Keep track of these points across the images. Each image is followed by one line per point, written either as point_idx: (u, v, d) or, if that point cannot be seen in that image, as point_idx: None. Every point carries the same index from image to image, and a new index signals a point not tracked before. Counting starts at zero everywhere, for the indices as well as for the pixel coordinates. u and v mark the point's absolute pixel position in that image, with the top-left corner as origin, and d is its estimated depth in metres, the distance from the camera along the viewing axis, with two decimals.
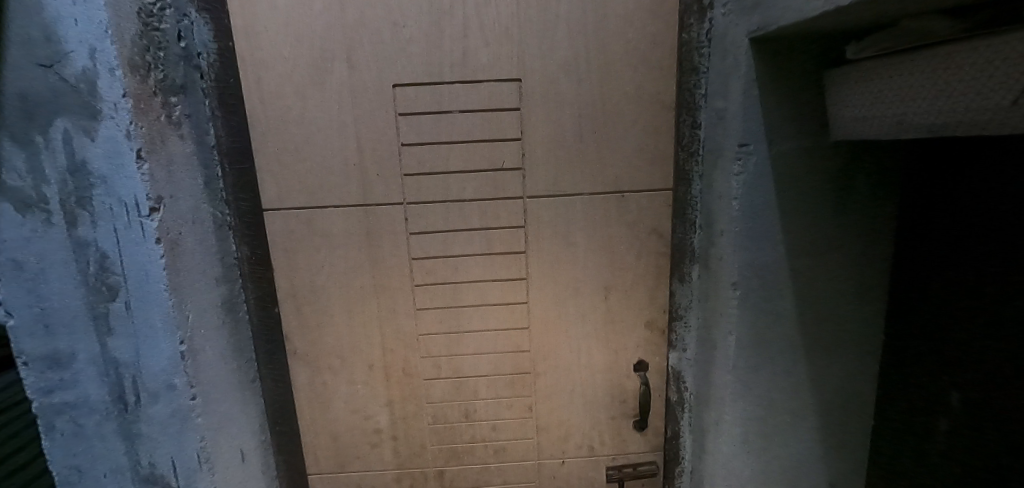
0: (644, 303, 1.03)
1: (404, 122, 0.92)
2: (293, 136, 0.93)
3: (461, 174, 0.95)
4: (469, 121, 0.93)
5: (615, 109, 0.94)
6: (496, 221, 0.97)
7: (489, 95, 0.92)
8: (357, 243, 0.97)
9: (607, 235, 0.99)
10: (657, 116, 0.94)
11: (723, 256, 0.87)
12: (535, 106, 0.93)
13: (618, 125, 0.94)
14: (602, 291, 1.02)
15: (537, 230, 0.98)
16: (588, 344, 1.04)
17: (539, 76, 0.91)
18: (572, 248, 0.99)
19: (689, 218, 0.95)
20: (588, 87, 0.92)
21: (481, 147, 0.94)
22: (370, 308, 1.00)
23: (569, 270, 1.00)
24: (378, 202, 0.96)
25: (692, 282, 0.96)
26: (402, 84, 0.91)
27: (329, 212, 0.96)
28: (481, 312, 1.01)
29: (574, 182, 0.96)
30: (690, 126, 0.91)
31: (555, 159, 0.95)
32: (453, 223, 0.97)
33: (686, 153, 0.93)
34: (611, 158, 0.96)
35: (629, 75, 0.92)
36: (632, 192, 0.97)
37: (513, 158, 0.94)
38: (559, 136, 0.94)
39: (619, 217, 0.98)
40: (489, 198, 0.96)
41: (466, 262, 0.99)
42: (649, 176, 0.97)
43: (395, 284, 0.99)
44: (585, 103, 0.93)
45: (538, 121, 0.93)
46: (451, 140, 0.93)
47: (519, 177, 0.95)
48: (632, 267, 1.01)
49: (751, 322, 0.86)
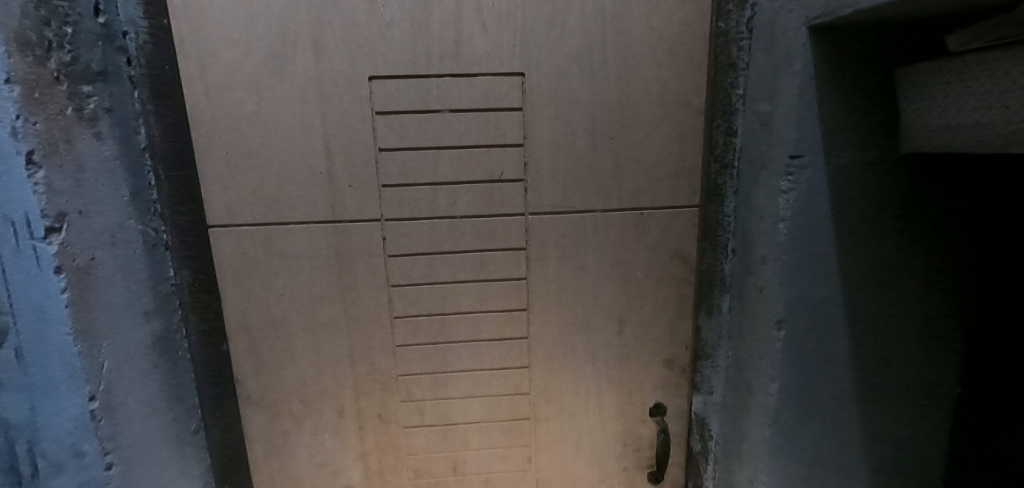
0: (663, 337, 0.89)
1: (383, 123, 0.76)
2: (245, 137, 0.76)
3: (450, 186, 0.79)
4: (462, 123, 0.77)
5: (635, 111, 0.79)
6: (492, 242, 0.82)
7: (485, 92, 0.76)
8: (325, 267, 0.81)
9: (623, 260, 0.84)
10: (684, 121, 0.80)
11: (766, 287, 0.73)
12: (540, 106, 0.77)
13: (639, 130, 0.80)
14: (615, 324, 0.87)
15: (541, 253, 0.83)
16: (598, 385, 0.89)
17: (547, 70, 0.76)
18: (582, 273, 0.84)
19: (722, 240, 0.80)
20: (605, 84, 0.77)
21: (476, 154, 0.78)
22: (341, 344, 0.84)
23: (579, 299, 0.85)
24: (349, 218, 0.79)
25: (723, 316, 0.82)
26: (380, 77, 0.75)
27: (290, 230, 0.79)
28: (473, 348, 0.86)
29: (585, 198, 0.81)
30: (725, 134, 0.77)
31: (564, 169, 0.80)
32: (441, 244, 0.81)
33: (718, 165, 0.79)
34: (629, 170, 0.81)
35: (652, 71, 0.78)
36: (654, 209, 0.83)
37: (514, 167, 0.79)
38: (569, 142, 0.79)
39: (638, 238, 0.83)
40: (484, 215, 0.81)
41: (455, 290, 0.83)
42: (673, 190, 0.83)
43: (370, 316, 0.83)
44: (600, 104, 0.78)
45: (543, 125, 0.78)
46: (439, 144, 0.78)
47: (521, 190, 0.80)
48: (651, 297, 0.86)
49: (797, 366, 0.73)
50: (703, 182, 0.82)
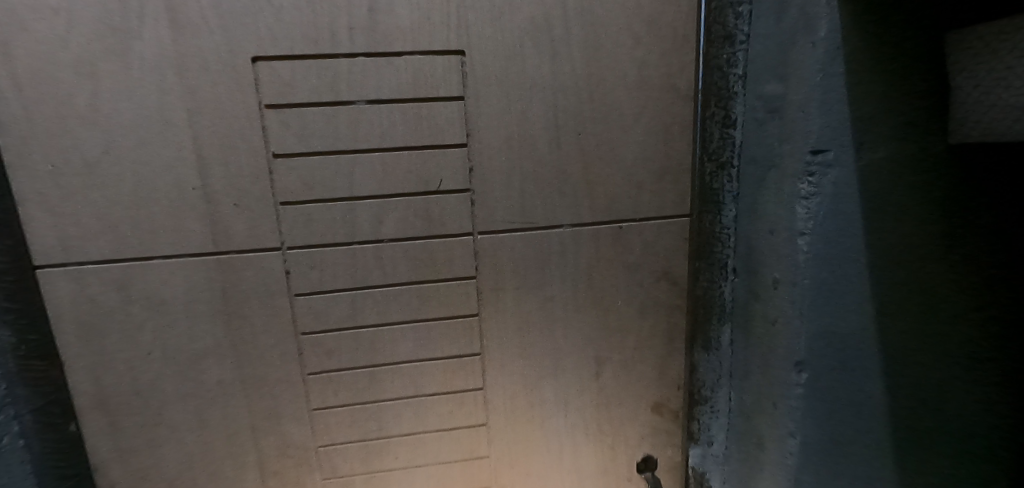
0: (651, 378, 0.72)
1: (275, 121, 0.57)
2: (77, 143, 0.54)
3: (372, 202, 0.60)
4: (384, 118, 0.59)
5: (609, 98, 0.62)
6: (432, 272, 0.63)
7: (413, 76, 0.58)
8: (207, 315, 0.60)
9: (600, 286, 0.67)
10: (668, 111, 0.64)
11: (781, 318, 0.57)
12: (486, 95, 0.60)
13: (614, 122, 0.63)
14: (592, 365, 0.70)
15: (495, 283, 0.65)
16: (573, 439, 0.72)
17: (493, 47, 0.59)
18: (548, 306, 0.67)
19: (722, 258, 0.65)
20: (567, 65, 0.60)
21: (405, 158, 0.60)
22: (237, 413, 0.64)
23: (545, 338, 0.68)
24: (238, 249, 0.59)
25: (726, 350, 0.67)
26: (267, 58, 0.55)
27: (155, 268, 0.58)
28: (413, 407, 0.67)
29: (549, 211, 0.64)
30: (721, 126, 0.62)
31: (521, 175, 0.62)
32: (366, 278, 0.62)
33: (714, 166, 0.63)
34: (603, 174, 0.64)
35: (628, 47, 0.61)
36: (636, 222, 0.66)
37: (456, 174, 0.61)
38: (525, 141, 0.61)
39: (616, 259, 0.67)
40: (419, 237, 0.62)
41: (387, 335, 0.64)
42: (659, 197, 0.66)
43: (275, 375, 0.63)
44: (563, 91, 0.61)
45: (491, 119, 0.60)
46: (355, 147, 0.59)
47: (467, 202, 0.62)
48: (635, 331, 0.70)
49: (822, 420, 0.57)
50: (695, 186, 0.66)
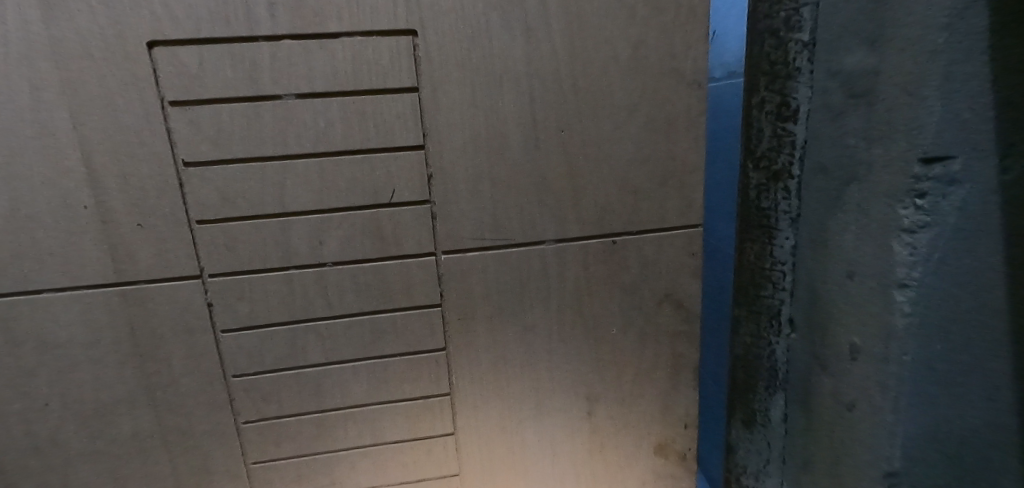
0: (652, 414, 0.61)
1: (182, 122, 0.46)
2: None
3: (311, 218, 0.49)
4: (319, 115, 0.47)
5: (598, 86, 0.50)
6: (387, 300, 0.53)
7: (354, 63, 0.47)
8: (115, 357, 0.50)
9: (590, 311, 0.56)
10: (672, 98, 0.52)
11: (824, 422, 0.32)
12: (445, 85, 0.48)
13: (605, 114, 0.51)
14: (582, 403, 0.59)
15: (465, 311, 0.54)
16: (562, 486, 0.62)
17: (453, 24, 0.47)
18: (529, 337, 0.56)
19: (775, 313, 0.33)
20: (545, 45, 0.49)
21: (348, 164, 0.49)
22: (159, 470, 0.53)
23: (527, 374, 0.57)
24: (147, 278, 0.49)
25: (779, 435, 0.35)
26: (165, 42, 0.44)
27: (43, 304, 0.48)
28: (371, 457, 0.57)
29: (527, 225, 0.53)
30: (777, 97, 0.29)
31: (492, 181, 0.51)
32: (306, 309, 0.51)
33: (763, 173, 0.31)
34: (591, 178, 0.53)
35: (623, 22, 0.49)
36: (633, 235, 0.55)
37: (413, 182, 0.50)
38: (495, 140, 0.50)
39: (610, 279, 0.56)
40: (370, 259, 0.51)
41: (336, 376, 0.54)
42: (661, 206, 0.54)
43: (202, 426, 0.53)
44: (540, 77, 0.49)
45: (453, 114, 0.49)
46: (286, 152, 0.48)
47: (427, 216, 0.51)
48: (632, 363, 0.59)
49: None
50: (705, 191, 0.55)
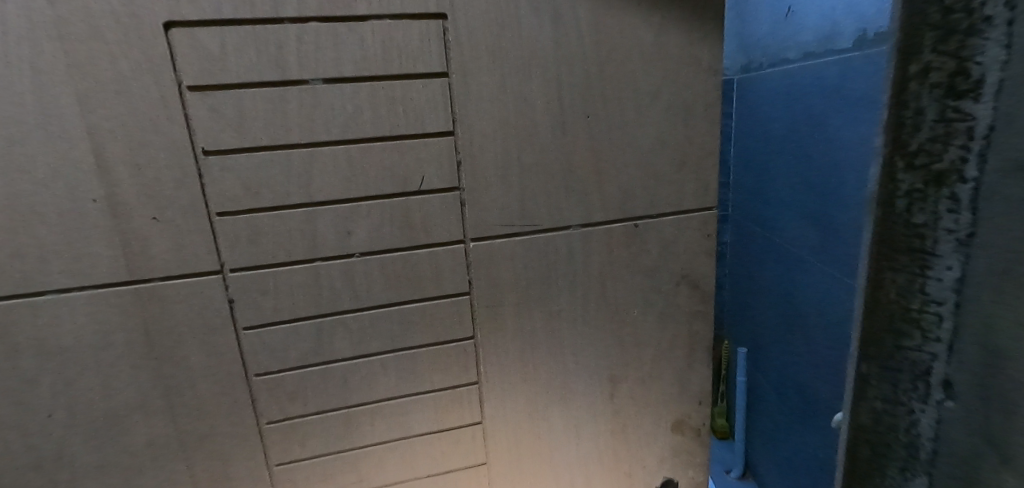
0: (670, 393, 0.63)
1: (202, 108, 0.43)
2: None
3: (340, 205, 0.48)
4: (347, 101, 0.46)
5: (621, 71, 0.51)
6: (416, 291, 0.52)
7: (384, 46, 0.46)
8: (128, 360, 0.47)
9: (613, 295, 0.57)
10: (691, 85, 0.53)
11: (986, 458, 0.16)
12: (476, 70, 0.48)
13: (628, 100, 0.52)
14: (605, 385, 0.60)
15: (493, 299, 0.54)
16: (585, 469, 0.63)
17: (483, 9, 0.47)
18: (555, 321, 0.56)
19: (924, 366, 0.17)
20: (572, 31, 0.49)
21: (378, 151, 0.48)
22: (176, 477, 0.51)
23: (553, 358, 0.58)
24: (163, 275, 0.46)
25: None
26: (184, 23, 0.41)
27: (46, 306, 0.44)
28: (398, 452, 0.56)
29: (554, 210, 0.53)
30: (946, 89, 0.15)
31: (521, 167, 0.51)
32: (333, 302, 0.50)
33: (920, 175, 0.16)
34: (615, 163, 0.54)
35: (645, 7, 0.50)
36: (654, 218, 0.56)
37: (442, 168, 0.49)
38: (523, 126, 0.50)
39: (631, 262, 0.57)
40: (399, 247, 0.50)
41: (363, 370, 0.52)
42: (679, 189, 0.56)
43: (222, 428, 0.50)
44: (568, 63, 0.50)
45: (483, 100, 0.49)
46: (313, 139, 0.46)
47: (456, 202, 0.51)
48: (651, 343, 0.60)
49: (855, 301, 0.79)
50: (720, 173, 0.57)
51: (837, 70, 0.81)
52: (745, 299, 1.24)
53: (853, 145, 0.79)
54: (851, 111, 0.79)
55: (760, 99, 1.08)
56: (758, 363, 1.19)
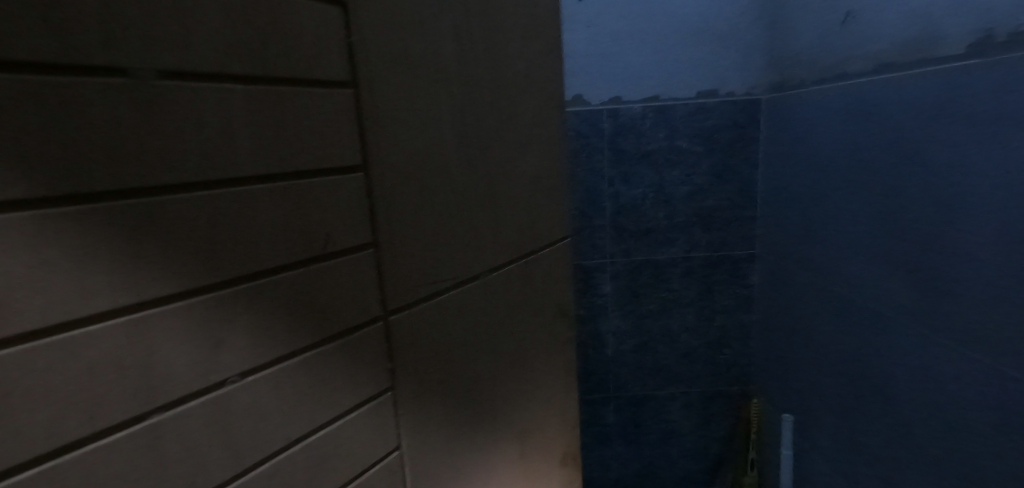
0: (552, 393, 0.79)
1: None
2: None
3: (183, 323, 0.36)
4: (196, 115, 0.36)
5: (499, 130, 0.65)
6: (319, 404, 0.46)
7: (247, 47, 0.39)
8: None
9: (511, 314, 0.69)
10: (538, 132, 0.73)
11: None
12: (386, 106, 0.50)
13: (507, 140, 0.67)
14: (514, 402, 0.71)
15: (411, 379, 0.55)
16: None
17: (395, 48, 0.51)
18: (468, 354, 0.62)
19: None
20: (466, 71, 0.59)
21: (268, 203, 0.40)
22: None
23: (479, 394, 0.64)
24: None
25: None
26: None
27: None
28: None
29: (466, 250, 0.61)
30: None
31: (434, 204, 0.56)
32: (203, 465, 0.38)
33: None
34: (505, 199, 0.67)
35: (510, 82, 0.67)
36: (531, 256, 0.73)
37: (350, 225, 0.48)
38: (435, 158, 0.56)
39: (523, 289, 0.71)
40: (280, 356, 0.43)
41: None
42: (542, 229, 0.75)
43: None
44: (460, 101, 0.59)
45: (394, 128, 0.51)
46: (140, 221, 0.34)
47: (367, 260, 0.50)
48: (538, 354, 0.75)
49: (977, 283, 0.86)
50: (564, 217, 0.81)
51: (946, 81, 0.90)
52: (885, 338, 1.08)
53: None
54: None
55: (816, 117, 1.29)
56: (831, 364, 1.29)
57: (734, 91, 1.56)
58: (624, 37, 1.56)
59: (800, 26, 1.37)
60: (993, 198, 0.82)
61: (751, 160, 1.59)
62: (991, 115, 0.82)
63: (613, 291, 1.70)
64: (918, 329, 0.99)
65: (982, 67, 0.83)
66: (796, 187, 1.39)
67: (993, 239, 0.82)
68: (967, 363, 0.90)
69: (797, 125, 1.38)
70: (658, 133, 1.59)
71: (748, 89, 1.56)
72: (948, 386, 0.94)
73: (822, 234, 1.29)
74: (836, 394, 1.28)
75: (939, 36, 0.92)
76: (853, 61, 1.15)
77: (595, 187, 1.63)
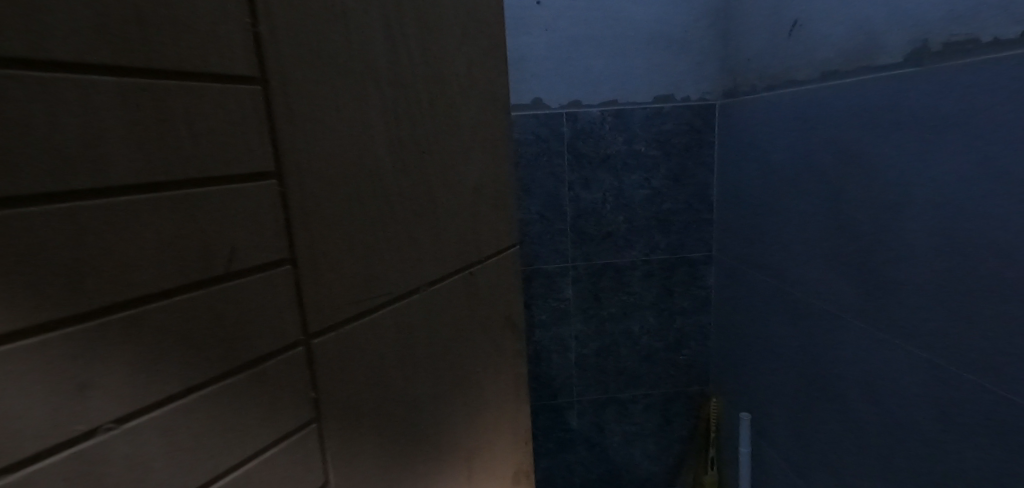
0: (501, 395, 0.82)
1: None
2: None
3: (76, 335, 0.39)
4: (88, 129, 0.39)
5: (436, 147, 0.68)
6: (231, 409, 0.49)
7: (144, 83, 0.42)
8: None
9: (454, 323, 0.72)
10: (482, 143, 0.76)
11: None
12: (309, 125, 0.53)
13: (447, 153, 0.69)
14: (460, 405, 0.74)
15: (339, 385, 0.58)
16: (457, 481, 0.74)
17: (319, 75, 0.53)
18: (406, 363, 0.66)
19: None
20: (396, 82, 0.61)
21: (170, 220, 0.44)
22: None
23: (419, 399, 0.68)
24: None
25: None
26: None
27: None
28: None
29: (399, 262, 0.63)
30: None
31: (361, 218, 0.59)
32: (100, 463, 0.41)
33: None
34: (445, 212, 0.70)
35: (448, 101, 0.69)
36: (476, 265, 0.76)
37: (267, 245, 0.51)
38: (365, 172, 0.58)
39: (467, 299, 0.75)
40: (197, 381, 0.46)
41: None
42: (486, 238, 0.77)
43: None
44: (391, 113, 0.61)
45: (317, 142, 0.54)
46: (29, 239, 0.37)
47: (287, 277, 0.53)
48: (483, 359, 0.78)
49: (920, 282, 0.89)
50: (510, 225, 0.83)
51: (886, 88, 0.93)
52: (836, 336, 1.12)
53: (980, 140, 0.77)
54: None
55: (767, 122, 1.33)
56: (787, 363, 1.32)
57: (689, 95, 1.59)
58: (581, 42, 1.56)
59: (750, 33, 1.41)
60: (935, 202, 0.85)
61: (706, 164, 1.62)
62: (930, 122, 0.85)
63: (575, 295, 1.70)
64: (865, 327, 1.03)
65: (920, 75, 0.87)
66: (749, 190, 1.43)
67: (935, 239, 0.86)
68: (912, 359, 0.93)
69: (750, 129, 1.41)
70: (616, 137, 1.60)
71: (702, 93, 1.59)
72: (894, 381, 0.98)
73: (774, 236, 1.32)
74: (792, 392, 1.31)
75: (879, 44, 0.95)
76: (800, 67, 1.19)
77: (555, 192, 1.63)
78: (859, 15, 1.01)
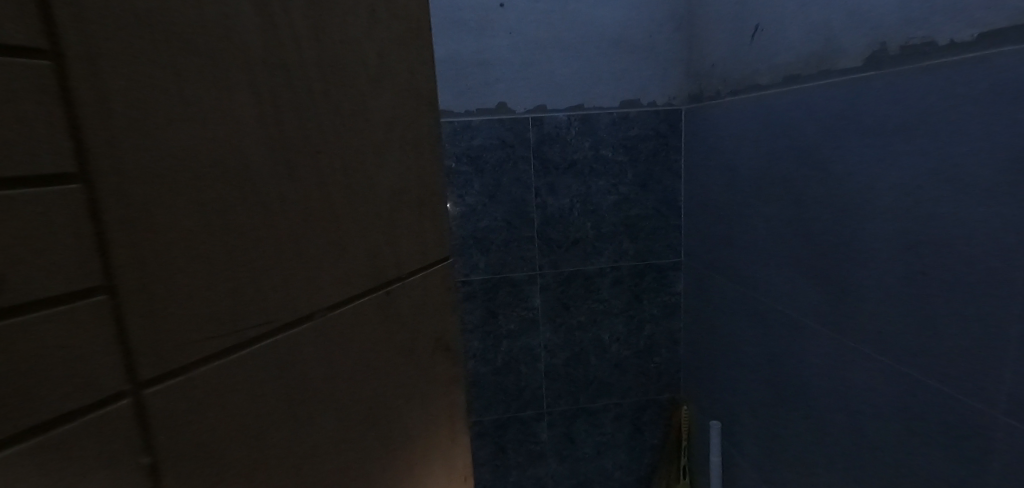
0: (433, 436, 0.68)
1: None
2: None
3: None
4: None
5: (336, 135, 0.51)
6: None
7: None
8: None
9: (368, 359, 0.57)
10: (405, 131, 0.60)
11: None
12: (130, 93, 0.35)
13: (356, 141, 0.53)
14: (378, 460, 0.59)
15: (194, 465, 0.41)
16: None
17: (135, 20, 0.35)
18: (302, 420, 0.50)
19: None
20: (281, 45, 0.45)
21: None
22: None
23: (319, 462, 0.52)
24: None
25: None
26: None
27: None
28: None
29: (284, 286, 0.47)
30: None
31: (224, 229, 0.41)
32: None
33: None
34: (354, 218, 0.53)
35: (351, 77, 0.53)
36: (396, 284, 0.60)
37: (55, 267, 0.33)
38: (228, 164, 0.41)
39: (385, 326, 0.59)
40: None
41: None
42: (412, 250, 0.62)
43: None
44: (271, 85, 0.44)
45: (150, 120, 0.36)
46: None
47: (98, 313, 0.35)
48: (411, 399, 0.63)
49: (884, 289, 0.88)
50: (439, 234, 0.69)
51: (847, 93, 0.93)
52: (804, 343, 1.11)
53: (940, 146, 0.76)
54: (990, 97, 0.70)
55: (731, 127, 1.32)
56: (756, 370, 1.31)
57: (655, 100, 1.58)
58: (546, 46, 1.52)
59: (714, 38, 1.40)
60: (898, 207, 0.84)
61: (673, 170, 1.61)
62: (891, 128, 0.84)
63: (543, 304, 1.66)
64: (832, 333, 1.02)
65: (879, 79, 0.86)
66: (716, 196, 1.42)
67: (896, 245, 0.85)
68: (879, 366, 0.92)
69: (715, 134, 1.40)
70: (583, 143, 1.57)
71: (668, 99, 1.58)
72: (860, 387, 0.97)
73: (741, 242, 1.31)
74: (760, 398, 1.30)
75: (839, 48, 0.95)
76: (762, 73, 1.18)
77: (522, 198, 1.59)
78: (819, 20, 1.00)
